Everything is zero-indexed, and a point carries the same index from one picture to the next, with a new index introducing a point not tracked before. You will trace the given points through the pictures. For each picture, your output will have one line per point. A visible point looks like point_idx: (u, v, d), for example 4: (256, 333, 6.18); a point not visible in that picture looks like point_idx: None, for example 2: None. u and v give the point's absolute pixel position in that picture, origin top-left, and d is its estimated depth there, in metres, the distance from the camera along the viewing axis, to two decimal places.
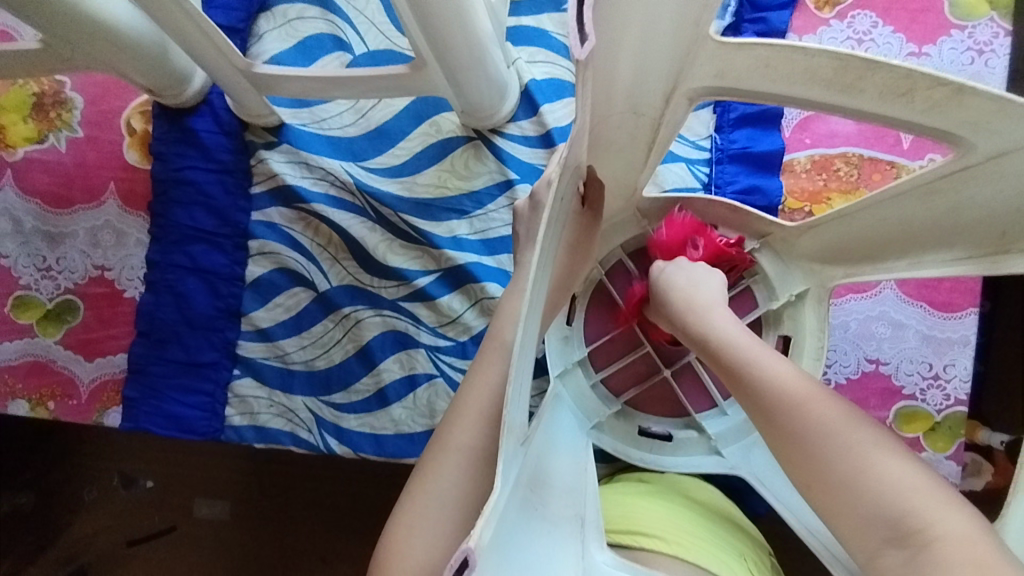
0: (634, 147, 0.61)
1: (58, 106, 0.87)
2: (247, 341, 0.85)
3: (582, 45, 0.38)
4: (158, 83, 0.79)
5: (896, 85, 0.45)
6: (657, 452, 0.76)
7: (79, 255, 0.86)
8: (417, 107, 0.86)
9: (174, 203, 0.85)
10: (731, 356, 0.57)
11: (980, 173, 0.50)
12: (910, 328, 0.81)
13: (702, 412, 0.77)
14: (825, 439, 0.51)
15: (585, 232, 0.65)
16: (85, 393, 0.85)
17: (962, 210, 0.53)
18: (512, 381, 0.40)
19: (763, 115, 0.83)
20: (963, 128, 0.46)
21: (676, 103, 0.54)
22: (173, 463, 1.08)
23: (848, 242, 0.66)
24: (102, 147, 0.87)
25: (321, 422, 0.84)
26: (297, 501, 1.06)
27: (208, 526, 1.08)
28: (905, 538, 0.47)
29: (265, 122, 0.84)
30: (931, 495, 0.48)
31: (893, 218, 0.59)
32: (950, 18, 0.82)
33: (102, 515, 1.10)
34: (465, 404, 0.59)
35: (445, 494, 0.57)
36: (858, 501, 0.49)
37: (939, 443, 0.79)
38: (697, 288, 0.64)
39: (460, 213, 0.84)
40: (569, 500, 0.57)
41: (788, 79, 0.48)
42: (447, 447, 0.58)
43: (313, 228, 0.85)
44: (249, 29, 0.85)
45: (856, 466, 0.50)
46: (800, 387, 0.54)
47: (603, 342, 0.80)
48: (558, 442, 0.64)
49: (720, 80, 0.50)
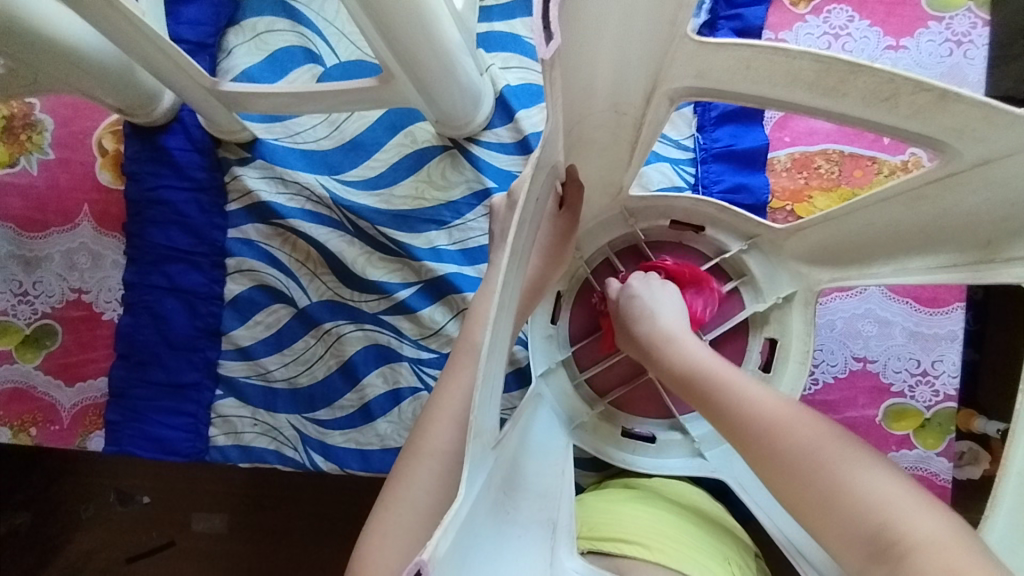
0: (617, 145, 0.59)
1: (28, 129, 0.86)
2: (228, 360, 0.84)
3: (549, 44, 0.35)
4: (127, 102, 0.78)
5: (879, 89, 0.43)
6: (640, 453, 0.75)
7: (55, 278, 0.85)
8: (392, 118, 0.85)
9: (149, 223, 0.84)
10: (703, 384, 0.58)
11: (966, 181, 0.48)
12: (896, 324, 0.80)
13: (685, 414, 0.76)
14: (802, 455, 0.51)
15: (564, 234, 0.64)
16: (67, 418, 0.84)
17: (948, 216, 0.52)
18: (479, 389, 0.38)
19: (745, 112, 0.82)
20: (948, 135, 0.45)
21: (657, 103, 0.52)
22: (165, 479, 1.08)
23: (836, 243, 0.65)
24: (74, 169, 0.86)
25: (305, 439, 0.83)
26: (292, 513, 1.06)
27: (205, 540, 1.08)
28: (883, 550, 0.46)
29: (237, 138, 0.83)
30: (917, 509, 0.46)
31: (882, 222, 0.58)
32: (927, 10, 0.80)
33: (96, 534, 1.09)
34: (444, 423, 0.58)
35: (419, 501, 0.55)
36: (839, 517, 0.48)
37: (929, 440, 0.79)
38: (658, 320, 0.65)
39: (439, 223, 0.83)
40: (542, 504, 0.56)
41: (767, 83, 0.46)
42: (421, 453, 0.57)
43: (291, 243, 0.84)
44: (218, 44, 0.84)
45: (834, 483, 0.49)
46: (772, 407, 0.55)
47: (588, 341, 0.79)
48: (534, 444, 0.64)
49: (700, 80, 0.48)
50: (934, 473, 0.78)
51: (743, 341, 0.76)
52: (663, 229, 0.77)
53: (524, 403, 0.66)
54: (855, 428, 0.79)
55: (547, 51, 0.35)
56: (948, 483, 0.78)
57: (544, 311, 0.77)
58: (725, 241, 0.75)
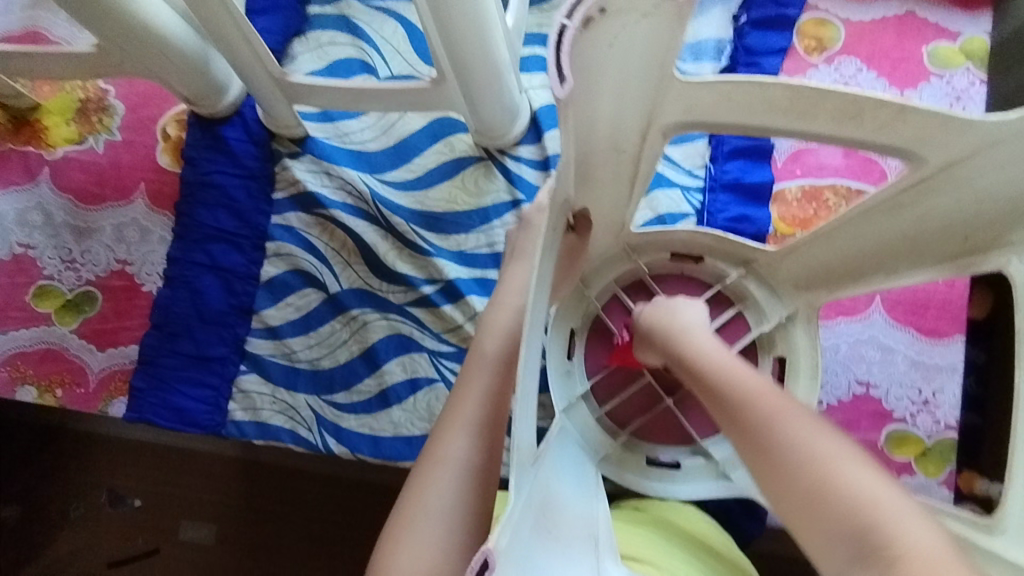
0: (618, 184, 0.63)
1: (100, 112, 0.94)
2: (256, 338, 0.88)
3: (560, 83, 0.40)
4: (196, 91, 0.86)
5: (847, 109, 0.49)
6: (667, 481, 0.76)
7: (103, 249, 0.90)
8: (434, 127, 0.92)
9: (199, 204, 0.90)
10: (705, 372, 0.58)
11: (936, 184, 0.54)
12: (899, 352, 0.84)
13: (707, 438, 0.77)
14: (792, 446, 0.51)
15: (571, 255, 0.66)
16: (94, 382, 0.87)
17: (927, 219, 0.57)
18: (516, 395, 0.42)
19: (756, 150, 0.88)
20: (915, 144, 0.51)
21: (653, 140, 0.57)
22: (159, 483, 1.08)
23: (829, 260, 0.69)
24: (136, 150, 0.93)
25: (321, 421, 0.85)
26: (285, 526, 1.05)
27: (189, 550, 1.07)
28: (868, 553, 0.45)
29: (291, 133, 0.90)
30: (912, 526, 0.45)
31: (868, 234, 0.63)
32: (929, 67, 0.89)
33: (83, 534, 1.09)
34: (458, 428, 0.56)
35: (436, 507, 0.53)
36: (825, 516, 0.48)
37: (930, 467, 0.80)
38: (679, 312, 0.65)
39: (468, 228, 0.88)
40: (583, 520, 0.56)
41: (747, 112, 0.52)
42: (436, 458, 0.55)
43: (329, 232, 0.89)
44: (284, 51, 0.93)
45: (822, 477, 0.49)
46: (777, 404, 0.54)
47: (604, 376, 0.81)
48: (565, 467, 0.64)
49: (689, 116, 0.53)
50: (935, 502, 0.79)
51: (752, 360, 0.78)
52: (664, 261, 0.80)
53: (552, 431, 0.68)
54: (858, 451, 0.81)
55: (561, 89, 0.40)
56: None
57: (559, 344, 0.80)
58: (723, 268, 0.78)
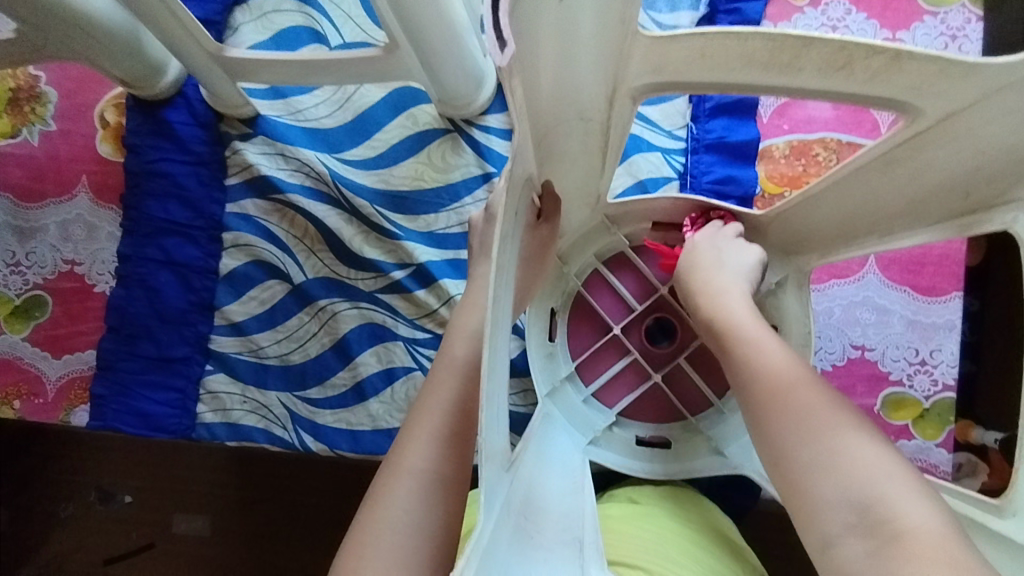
0: (587, 153, 0.58)
1: (32, 100, 0.86)
2: (220, 335, 0.83)
3: (503, 51, 0.34)
4: (131, 73, 0.79)
5: (833, 59, 0.42)
6: (658, 461, 0.73)
7: (49, 249, 0.84)
8: (395, 98, 0.85)
9: (146, 195, 0.84)
10: (734, 336, 0.55)
11: (934, 137, 0.48)
12: (894, 313, 0.80)
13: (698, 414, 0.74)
14: (803, 414, 0.47)
15: (545, 246, 0.61)
16: (52, 391, 0.82)
17: (924, 174, 0.52)
18: (485, 407, 0.37)
19: (740, 105, 0.83)
20: (908, 94, 0.45)
21: (620, 104, 0.51)
22: (147, 478, 1.04)
23: (819, 224, 0.65)
24: (75, 140, 0.86)
25: (295, 418, 0.81)
26: (277, 517, 1.02)
27: (188, 542, 1.04)
28: (871, 524, 0.40)
29: (240, 113, 0.83)
30: (915, 501, 0.41)
31: (860, 194, 0.58)
32: (923, 5, 0.82)
33: (75, 533, 1.06)
34: (423, 438, 0.52)
35: (400, 523, 0.49)
36: (827, 482, 0.43)
37: (928, 430, 0.78)
38: (721, 268, 0.63)
39: (438, 205, 0.83)
40: (564, 523, 0.52)
41: (723, 69, 0.46)
42: (401, 470, 0.51)
43: (289, 219, 0.83)
44: (225, 22, 0.85)
45: (832, 445, 0.44)
46: (795, 372, 0.50)
47: (589, 355, 0.77)
48: (548, 461, 0.60)
49: (658, 75, 0.47)
50: (934, 465, 0.77)
51: None
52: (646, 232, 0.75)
53: (532, 422, 0.64)
54: None
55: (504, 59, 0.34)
56: (946, 475, 0.77)
57: (539, 326, 0.75)
58: None
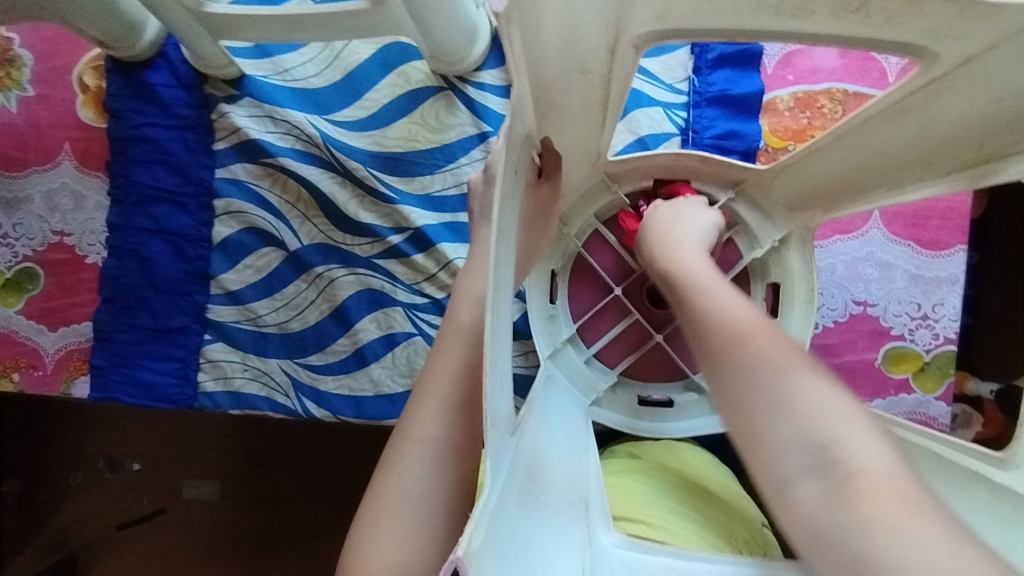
0: (588, 108, 0.56)
1: (7, 65, 0.83)
2: (217, 304, 0.82)
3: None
4: (108, 33, 0.75)
5: (848, 2, 0.40)
6: (661, 420, 0.73)
7: (36, 220, 0.82)
8: (385, 55, 0.82)
9: (133, 162, 0.81)
10: (687, 283, 0.52)
11: (951, 84, 0.46)
12: (898, 267, 0.80)
13: (701, 372, 0.74)
14: (755, 358, 0.44)
15: (546, 207, 0.59)
16: (51, 363, 0.82)
17: (936, 124, 0.50)
18: (488, 373, 0.36)
19: (743, 56, 0.80)
20: (926, 39, 0.43)
21: (622, 55, 0.49)
22: (155, 446, 1.05)
23: (824, 178, 0.63)
24: (54, 106, 0.83)
25: (297, 385, 0.81)
26: (286, 481, 1.03)
27: (198, 507, 1.06)
28: (825, 466, 0.39)
29: (224, 73, 0.80)
30: (866, 442, 0.40)
31: (868, 146, 0.56)
32: None
33: (86, 502, 1.07)
34: (432, 407, 0.52)
35: (411, 490, 0.50)
36: (782, 431, 0.41)
37: (929, 384, 0.78)
38: (676, 224, 0.60)
39: (433, 166, 0.81)
40: (570, 484, 0.52)
41: (732, 15, 0.43)
42: (409, 438, 0.52)
43: (281, 183, 0.81)
44: None
45: (785, 389, 0.42)
46: (750, 319, 0.46)
47: (590, 317, 0.76)
48: (552, 423, 0.60)
49: (663, 23, 0.45)
50: (932, 417, 0.78)
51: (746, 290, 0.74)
52: (647, 190, 0.73)
53: (535, 384, 0.63)
54: (854, 372, 0.79)
55: (501, 3, 0.33)
56: (945, 428, 0.77)
57: (540, 289, 0.73)
58: (710, 193, 0.71)
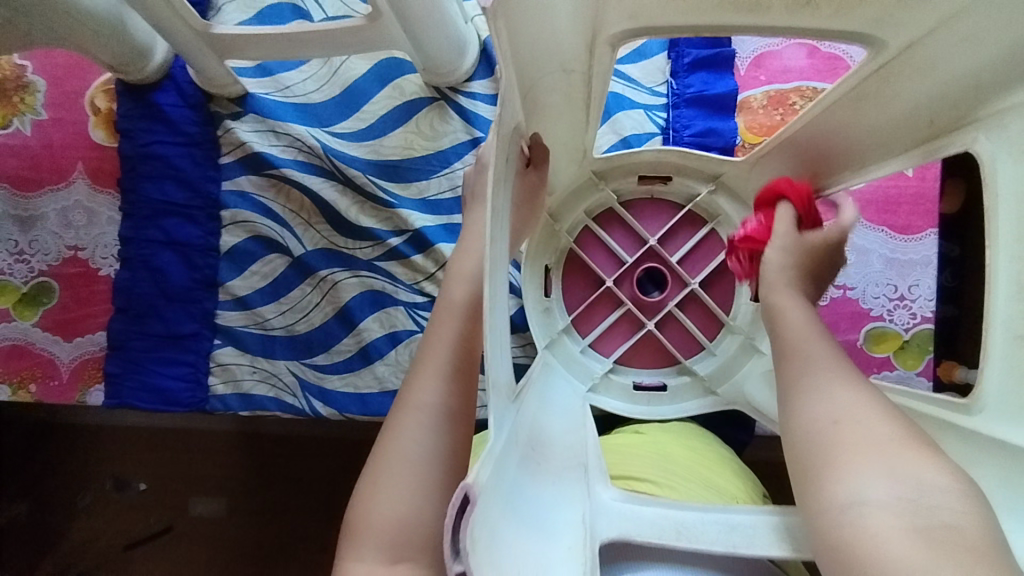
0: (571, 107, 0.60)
1: (21, 91, 0.87)
2: (225, 310, 0.85)
3: None
4: (119, 58, 0.80)
5: None
6: (655, 403, 0.77)
7: (51, 236, 0.86)
8: (381, 70, 0.87)
9: (143, 178, 0.85)
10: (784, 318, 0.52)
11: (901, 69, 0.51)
12: (874, 252, 0.84)
13: (691, 358, 0.78)
14: (848, 403, 0.43)
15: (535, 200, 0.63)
16: (66, 373, 0.85)
17: (892, 105, 0.55)
18: (488, 336, 0.40)
19: (717, 59, 0.85)
20: (873, 28, 0.47)
21: (600, 54, 0.53)
22: (160, 465, 1.07)
23: (793, 167, 0.67)
24: (67, 128, 0.87)
25: (304, 385, 0.84)
26: (291, 493, 1.06)
27: (204, 524, 1.08)
28: (921, 514, 0.36)
29: (228, 92, 0.84)
30: (961, 512, 0.36)
31: (831, 131, 0.61)
32: None
33: (95, 524, 1.09)
34: (429, 375, 0.55)
35: (410, 453, 0.52)
36: (859, 466, 0.39)
37: (909, 360, 0.82)
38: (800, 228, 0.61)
39: (429, 173, 0.85)
40: (569, 452, 0.55)
41: (698, 12, 0.48)
42: (409, 406, 0.54)
43: (285, 194, 0.85)
44: (208, 2, 0.86)
45: (880, 436, 0.40)
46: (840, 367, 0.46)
47: (584, 308, 0.80)
48: (550, 401, 0.63)
49: (635, 22, 0.49)
50: None
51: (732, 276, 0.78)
52: (634, 186, 0.78)
53: (534, 368, 0.67)
54: None
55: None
56: None
57: (535, 283, 0.78)
58: (692, 186, 0.76)
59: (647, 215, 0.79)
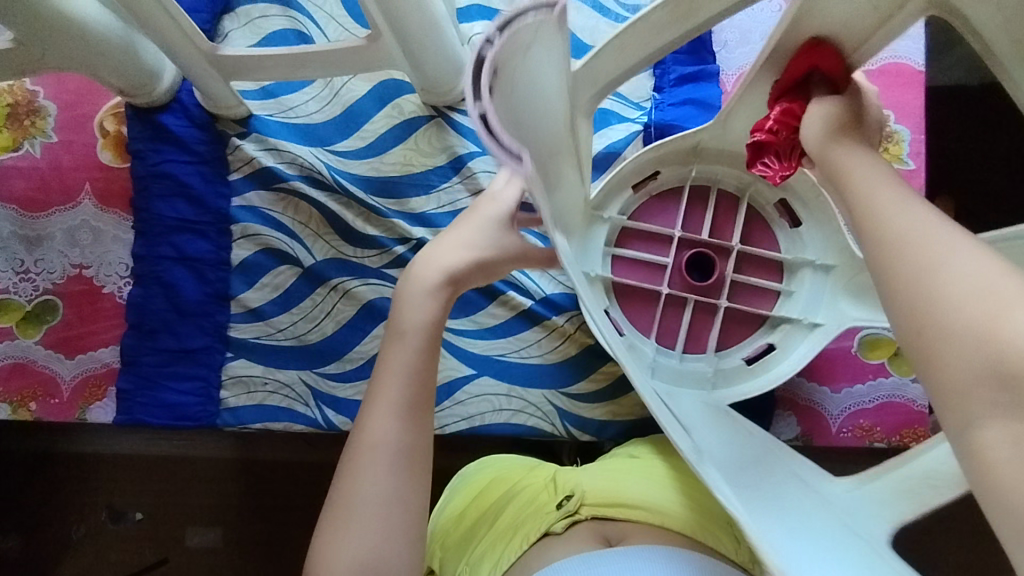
0: None
1: (33, 115, 0.90)
2: (238, 321, 0.86)
3: None
4: (129, 82, 0.83)
5: None
6: (770, 365, 0.74)
7: (57, 255, 0.88)
8: (380, 90, 0.90)
9: (154, 197, 0.87)
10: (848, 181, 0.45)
11: None
12: None
13: (776, 306, 0.75)
14: (943, 252, 0.36)
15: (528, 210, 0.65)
16: (67, 391, 0.86)
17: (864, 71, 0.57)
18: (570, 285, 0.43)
19: (703, 73, 0.88)
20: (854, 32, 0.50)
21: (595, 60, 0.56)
22: (160, 494, 1.06)
23: None
24: (76, 150, 0.90)
25: (317, 394, 0.85)
26: (293, 521, 1.05)
27: (200, 555, 1.06)
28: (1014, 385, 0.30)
29: (233, 113, 0.87)
30: None
31: None
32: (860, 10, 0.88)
33: (90, 555, 1.07)
34: (383, 412, 0.56)
35: (369, 495, 0.54)
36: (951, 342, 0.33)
37: (903, 366, 0.83)
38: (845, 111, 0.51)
39: (426, 188, 0.87)
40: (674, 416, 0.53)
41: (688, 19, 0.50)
42: (363, 444, 0.55)
43: (294, 206, 0.87)
44: (215, 30, 0.90)
45: (988, 291, 0.33)
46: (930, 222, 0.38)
47: (662, 320, 0.75)
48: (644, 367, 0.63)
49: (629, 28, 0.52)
50: (910, 399, 0.82)
51: (762, 227, 0.76)
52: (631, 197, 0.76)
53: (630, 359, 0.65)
54: (833, 360, 0.84)
55: None
56: (923, 408, 0.82)
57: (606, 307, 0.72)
58: (682, 168, 0.75)
59: (655, 215, 0.77)
